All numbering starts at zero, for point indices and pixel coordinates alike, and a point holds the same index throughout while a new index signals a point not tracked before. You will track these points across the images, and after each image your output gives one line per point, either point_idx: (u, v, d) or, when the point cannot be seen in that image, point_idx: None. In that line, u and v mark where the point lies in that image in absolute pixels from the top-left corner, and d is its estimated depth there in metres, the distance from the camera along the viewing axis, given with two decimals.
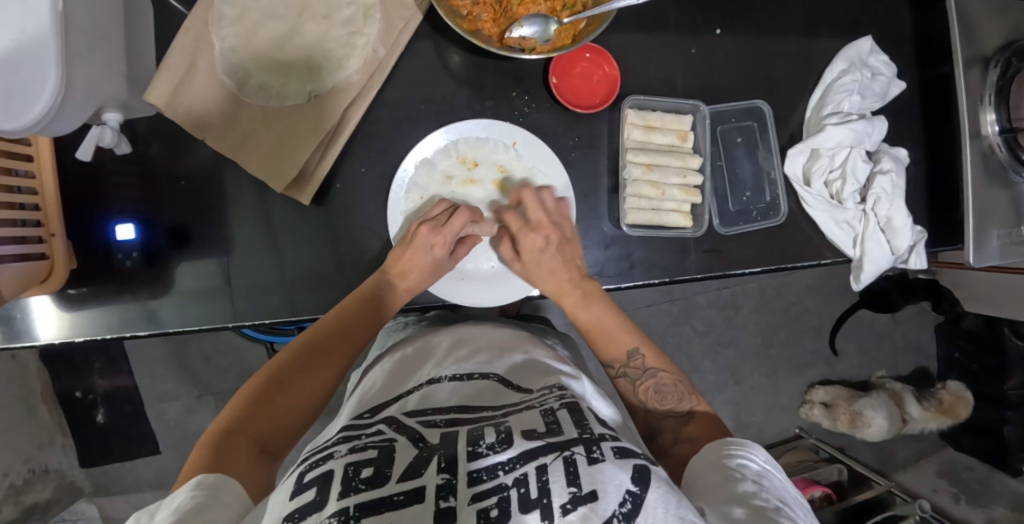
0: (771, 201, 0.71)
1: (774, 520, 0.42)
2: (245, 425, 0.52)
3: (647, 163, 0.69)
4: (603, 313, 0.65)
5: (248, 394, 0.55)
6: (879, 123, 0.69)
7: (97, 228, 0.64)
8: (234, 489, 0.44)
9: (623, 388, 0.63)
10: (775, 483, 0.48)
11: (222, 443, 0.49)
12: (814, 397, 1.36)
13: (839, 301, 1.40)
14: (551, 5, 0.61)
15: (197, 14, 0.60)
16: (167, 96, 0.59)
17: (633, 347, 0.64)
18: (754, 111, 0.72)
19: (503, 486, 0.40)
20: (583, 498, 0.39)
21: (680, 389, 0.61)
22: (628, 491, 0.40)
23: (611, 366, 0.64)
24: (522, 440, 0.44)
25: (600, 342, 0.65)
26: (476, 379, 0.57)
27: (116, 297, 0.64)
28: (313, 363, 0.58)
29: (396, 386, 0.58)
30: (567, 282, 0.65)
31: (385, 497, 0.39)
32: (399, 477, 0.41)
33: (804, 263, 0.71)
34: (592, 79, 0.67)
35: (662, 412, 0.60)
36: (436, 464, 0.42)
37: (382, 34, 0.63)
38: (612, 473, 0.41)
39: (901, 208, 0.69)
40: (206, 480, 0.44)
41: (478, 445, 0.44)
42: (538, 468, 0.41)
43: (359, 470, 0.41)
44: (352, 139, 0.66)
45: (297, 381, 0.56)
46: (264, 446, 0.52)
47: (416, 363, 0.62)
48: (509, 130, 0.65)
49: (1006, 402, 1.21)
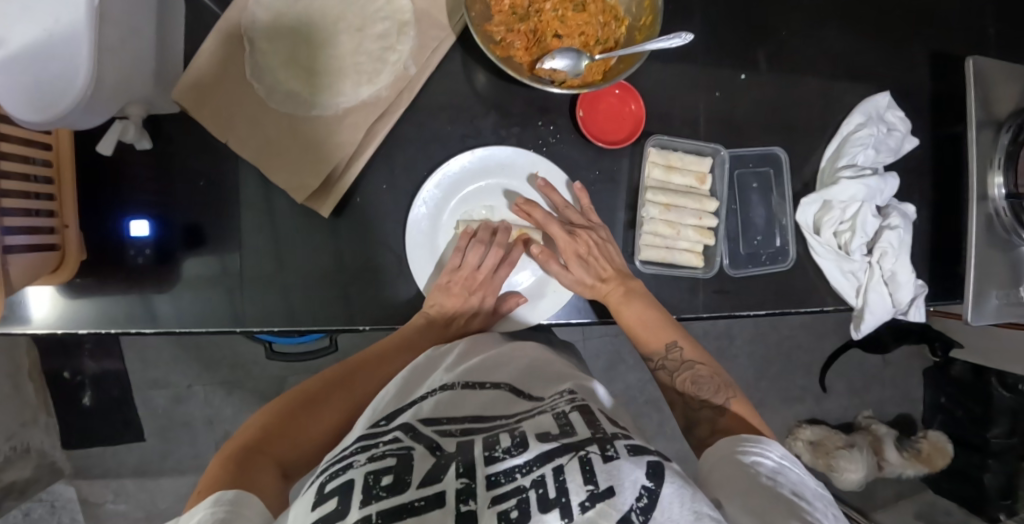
0: (780, 247, 0.72)
1: (791, 511, 0.42)
2: (270, 444, 0.50)
3: (665, 203, 0.69)
4: (644, 309, 0.63)
5: (274, 414, 0.54)
6: (891, 180, 0.71)
7: (110, 222, 0.64)
8: (254, 506, 0.41)
9: (661, 380, 0.62)
10: (791, 478, 0.47)
11: (244, 457, 0.47)
12: (802, 435, 1.36)
13: (831, 339, 1.41)
14: (585, 39, 0.62)
15: (230, 14, 0.61)
16: (193, 95, 0.60)
17: (672, 341, 0.62)
18: (771, 158, 0.73)
19: (522, 489, 0.39)
20: (601, 495, 0.38)
21: (717, 381, 0.61)
22: (644, 486, 0.39)
23: (651, 359, 0.63)
24: (538, 442, 0.43)
25: (640, 335, 0.63)
26: (488, 388, 0.53)
27: (122, 291, 0.64)
28: (337, 389, 0.57)
29: (408, 393, 0.53)
30: (606, 284, 0.64)
31: (406, 503, 0.37)
32: (420, 482, 0.39)
33: (806, 309, 0.72)
34: (617, 115, 0.67)
35: (700, 403, 0.59)
36: (455, 470, 0.40)
37: (415, 52, 0.64)
38: (628, 470, 0.40)
39: (905, 263, 0.71)
40: (226, 496, 0.41)
41: (495, 449, 0.43)
42: (555, 470, 0.40)
43: (379, 478, 0.39)
44: (376, 152, 0.66)
45: (322, 406, 0.55)
46: (286, 467, 0.50)
47: (426, 372, 0.57)
48: (532, 160, 0.67)
49: (988, 450, 1.23)
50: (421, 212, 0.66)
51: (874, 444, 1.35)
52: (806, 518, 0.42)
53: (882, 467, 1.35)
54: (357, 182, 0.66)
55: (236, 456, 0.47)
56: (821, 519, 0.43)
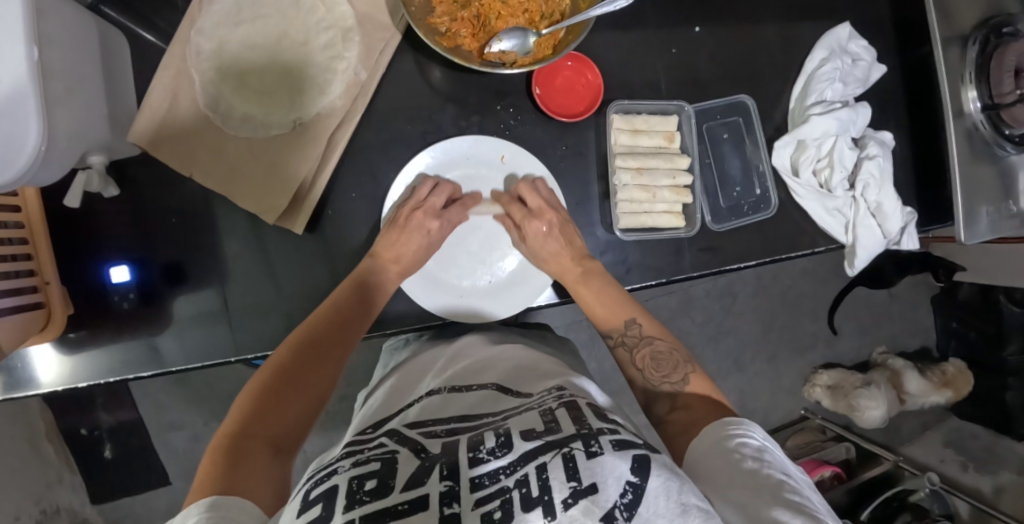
0: (761, 194, 0.72)
1: (780, 499, 0.43)
2: (253, 426, 0.49)
3: (637, 167, 0.68)
4: (602, 290, 0.64)
5: (251, 395, 0.52)
6: (862, 110, 0.70)
7: (92, 273, 0.64)
8: (248, 506, 0.41)
9: (622, 357, 0.63)
10: (775, 459, 0.47)
11: (233, 448, 0.47)
12: (818, 380, 1.35)
13: (834, 281, 1.39)
14: (529, 17, 0.61)
15: (175, 51, 0.61)
16: (151, 136, 0.60)
17: (630, 319, 0.63)
18: (738, 107, 0.72)
19: (505, 489, 0.39)
20: (583, 491, 0.38)
21: (678, 358, 0.60)
22: (628, 482, 0.39)
23: (611, 336, 0.64)
24: (521, 442, 0.43)
25: (599, 312, 0.64)
26: (474, 389, 0.55)
27: (114, 339, 0.64)
28: (308, 357, 0.55)
29: (398, 400, 0.57)
30: (570, 261, 0.64)
31: (391, 506, 0.37)
32: (403, 486, 0.39)
33: (797, 253, 0.71)
34: (575, 87, 0.67)
35: (658, 380, 0.59)
36: (438, 472, 0.41)
37: (362, 56, 0.63)
38: (611, 465, 0.39)
39: (890, 192, 0.70)
40: (217, 501, 0.40)
41: (479, 450, 0.43)
42: (538, 468, 0.40)
43: (363, 483, 0.40)
44: (340, 163, 0.65)
45: (297, 374, 0.54)
46: (280, 444, 0.50)
47: (416, 380, 0.60)
48: (495, 145, 0.65)
49: (1006, 369, 1.22)
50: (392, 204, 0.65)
51: (892, 378, 1.33)
52: (794, 504, 0.42)
53: (904, 400, 1.33)
54: (327, 194, 0.65)
55: (225, 450, 0.47)
56: (808, 503, 0.43)
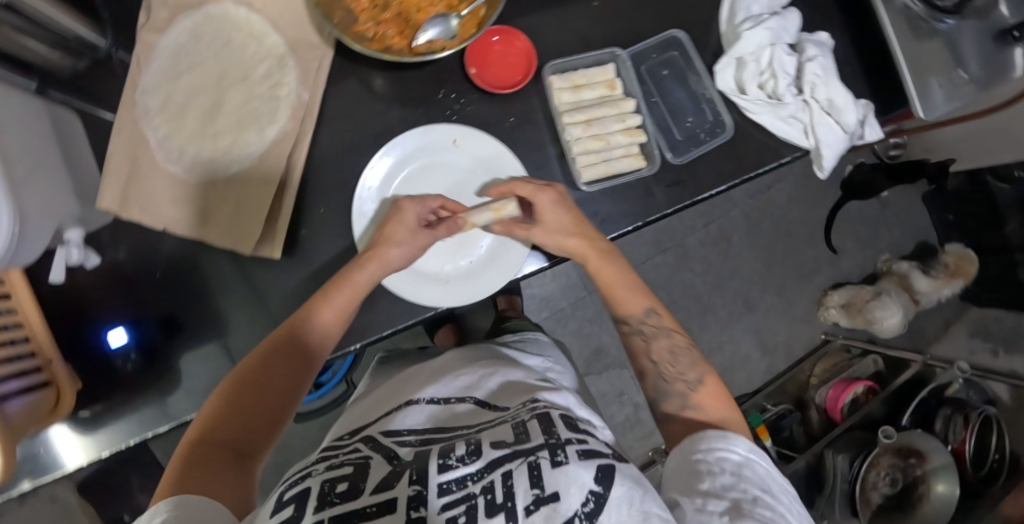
0: (714, 119, 0.74)
1: (750, 515, 0.44)
2: (218, 430, 0.51)
3: (585, 119, 0.69)
4: (623, 271, 0.65)
5: (220, 399, 0.53)
6: (791, 15, 0.71)
7: (92, 344, 0.66)
8: (216, 505, 0.43)
9: (635, 345, 0.64)
10: (755, 474, 0.49)
11: (198, 451, 0.48)
12: (830, 300, 1.34)
13: (823, 202, 1.39)
14: (447, 3, 0.63)
15: (125, 114, 0.63)
16: (118, 197, 0.62)
17: (648, 308, 0.64)
18: (672, 42, 0.73)
19: (471, 495, 0.40)
20: (545, 498, 0.39)
21: (693, 355, 0.62)
22: (591, 490, 0.39)
23: (626, 323, 0.65)
24: (490, 449, 0.44)
25: (616, 297, 0.65)
26: (453, 403, 0.56)
27: (126, 403, 0.66)
28: (278, 360, 0.55)
29: (381, 408, 0.58)
30: (586, 240, 0.64)
31: (357, 509, 0.38)
32: (373, 489, 0.40)
33: (764, 168, 0.72)
34: (508, 59, 0.68)
35: (671, 375, 0.61)
36: (408, 477, 0.41)
37: (300, 78, 0.65)
38: (574, 474, 0.40)
39: (838, 87, 0.71)
40: (180, 496, 0.42)
41: (449, 457, 0.43)
42: (504, 475, 0.41)
43: (335, 485, 0.41)
44: (303, 184, 0.67)
45: (266, 378, 0.54)
46: (242, 448, 0.51)
47: (400, 389, 0.61)
48: (446, 130, 0.66)
49: (1010, 247, 1.21)
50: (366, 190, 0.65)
51: (902, 283, 1.32)
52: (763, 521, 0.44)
53: (918, 301, 1.32)
54: (297, 216, 0.67)
55: (190, 452, 0.48)
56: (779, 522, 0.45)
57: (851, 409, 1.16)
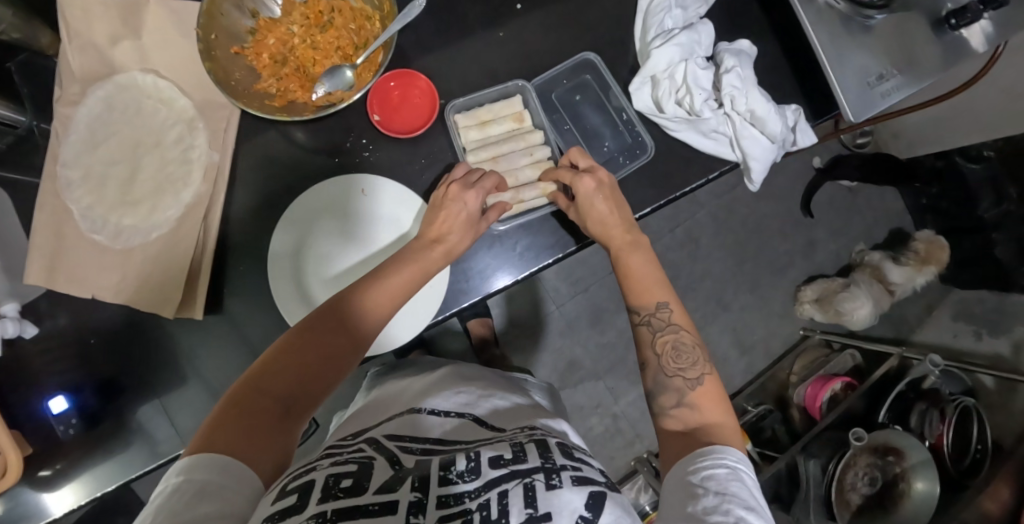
0: (632, 140, 0.74)
1: None
2: (269, 384, 0.50)
3: (491, 156, 0.72)
4: (645, 262, 0.64)
5: (277, 354, 0.53)
6: (703, 28, 0.70)
7: (35, 412, 0.68)
8: (246, 474, 0.42)
9: (642, 336, 0.61)
10: (744, 494, 0.44)
11: (245, 406, 0.48)
12: (804, 296, 1.32)
13: (792, 195, 1.36)
14: (343, 53, 0.66)
15: (47, 188, 0.64)
16: (45, 273, 0.63)
17: (663, 301, 0.61)
18: (583, 66, 0.73)
19: (468, 510, 0.39)
20: (538, 518, 0.37)
21: (699, 353, 0.59)
22: (581, 517, 0.38)
23: (637, 312, 0.62)
24: (489, 468, 0.42)
25: (633, 287, 0.63)
26: (452, 417, 0.55)
27: (71, 467, 0.67)
28: (348, 318, 0.56)
29: (379, 418, 0.57)
30: (621, 229, 0.65)
31: (361, 505, 0.38)
32: (376, 489, 0.39)
33: (688, 188, 0.71)
34: (412, 100, 0.70)
35: (673, 371, 0.58)
36: (410, 483, 0.40)
37: (210, 140, 0.67)
38: (566, 499, 0.39)
39: (757, 96, 0.69)
40: (207, 460, 0.41)
41: (449, 469, 0.42)
42: (500, 494, 0.40)
43: (339, 480, 0.40)
44: (224, 242, 0.68)
45: (334, 335, 0.55)
46: (291, 406, 0.50)
47: (393, 402, 0.61)
48: (355, 180, 0.65)
49: (986, 226, 1.15)
50: (279, 247, 0.64)
51: (876, 275, 1.29)
52: None
53: (893, 292, 1.29)
54: (220, 274, 0.68)
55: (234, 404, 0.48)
56: None
57: (829, 406, 1.14)
